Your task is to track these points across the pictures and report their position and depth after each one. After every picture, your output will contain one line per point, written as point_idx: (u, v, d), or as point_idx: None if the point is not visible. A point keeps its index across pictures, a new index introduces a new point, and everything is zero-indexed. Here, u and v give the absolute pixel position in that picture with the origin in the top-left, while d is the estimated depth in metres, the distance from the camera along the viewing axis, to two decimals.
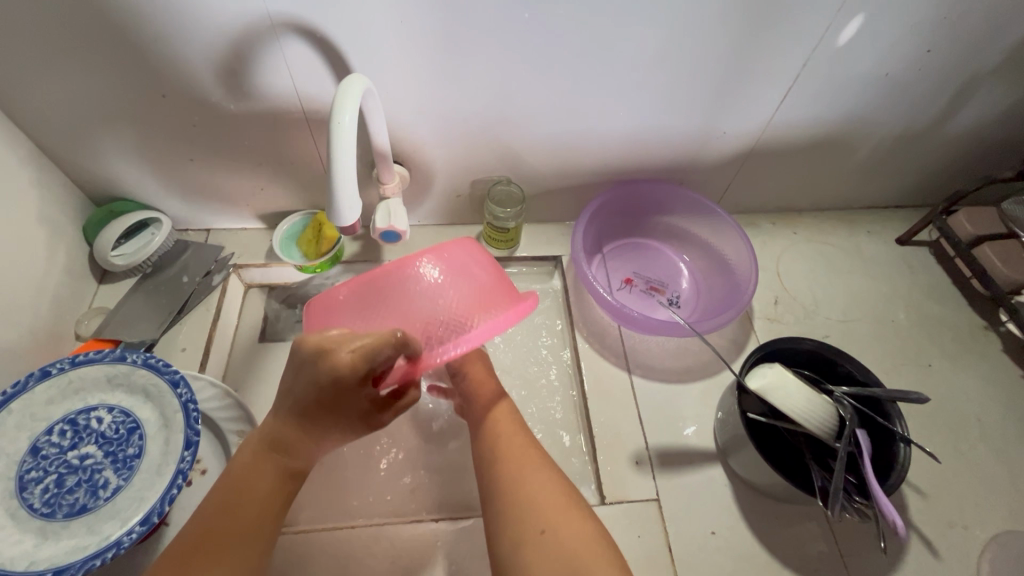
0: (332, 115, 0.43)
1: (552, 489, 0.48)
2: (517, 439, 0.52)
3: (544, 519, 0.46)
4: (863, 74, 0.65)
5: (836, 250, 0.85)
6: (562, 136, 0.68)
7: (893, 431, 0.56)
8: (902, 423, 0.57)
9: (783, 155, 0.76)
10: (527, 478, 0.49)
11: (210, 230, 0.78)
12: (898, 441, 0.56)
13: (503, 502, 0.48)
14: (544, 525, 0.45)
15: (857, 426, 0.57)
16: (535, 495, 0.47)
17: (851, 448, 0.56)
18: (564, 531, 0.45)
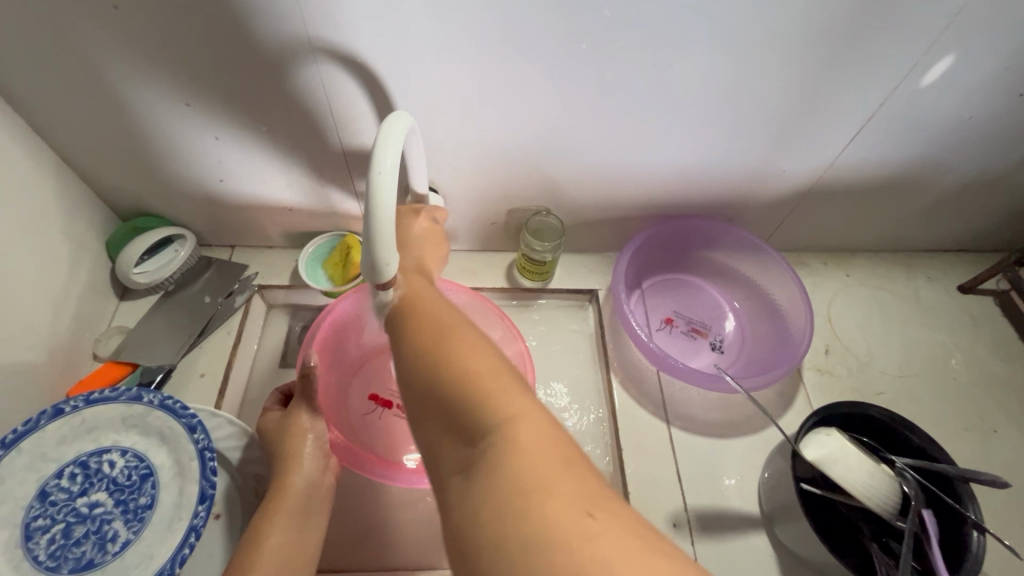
0: (374, 157, 0.39)
1: (488, 363, 0.35)
2: (439, 315, 0.40)
3: (483, 408, 0.32)
4: (944, 116, 0.59)
5: (892, 296, 0.79)
6: (608, 169, 0.64)
7: (964, 514, 0.51)
8: (975, 507, 0.51)
9: (843, 195, 0.71)
10: (447, 346, 0.36)
11: (235, 247, 0.75)
12: (970, 527, 0.51)
13: (426, 370, 0.35)
14: (485, 413, 0.32)
15: (924, 506, 0.52)
16: (467, 361, 0.35)
17: (916, 531, 0.51)
18: (510, 426, 0.31)
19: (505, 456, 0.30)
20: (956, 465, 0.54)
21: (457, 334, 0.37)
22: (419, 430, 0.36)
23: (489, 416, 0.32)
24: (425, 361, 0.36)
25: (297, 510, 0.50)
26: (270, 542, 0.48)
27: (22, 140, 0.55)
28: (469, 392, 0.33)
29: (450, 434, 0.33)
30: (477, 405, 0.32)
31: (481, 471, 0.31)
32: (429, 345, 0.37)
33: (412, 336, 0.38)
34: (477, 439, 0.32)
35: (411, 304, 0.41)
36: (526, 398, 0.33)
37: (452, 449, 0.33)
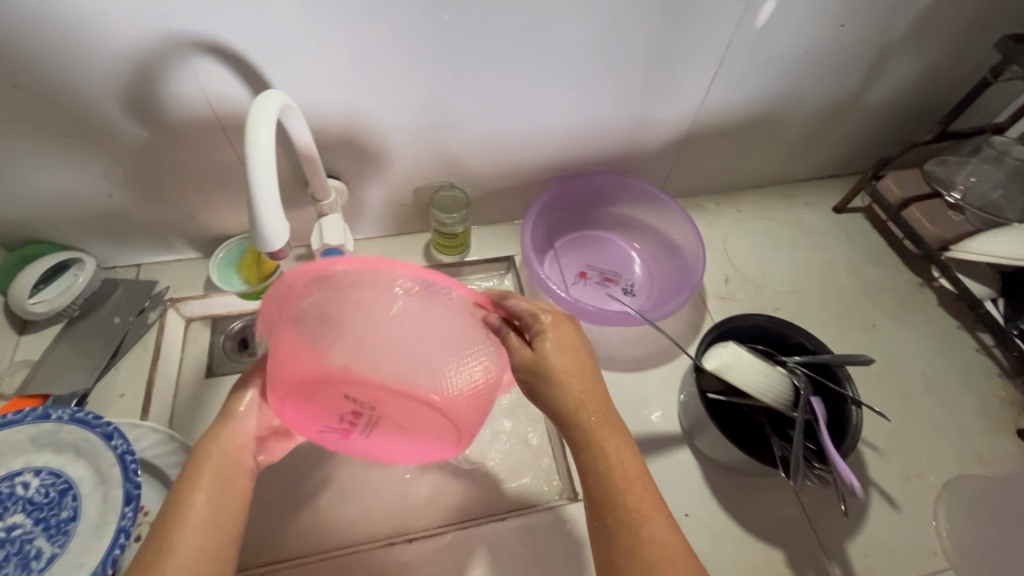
0: (247, 135, 0.40)
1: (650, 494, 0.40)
2: (589, 393, 0.43)
3: (639, 524, 0.39)
4: (785, 50, 0.66)
5: (778, 224, 0.87)
6: (501, 137, 0.68)
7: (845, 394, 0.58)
8: (853, 385, 0.59)
9: (718, 136, 0.77)
10: (594, 433, 0.41)
11: (141, 265, 0.73)
12: (850, 404, 0.58)
13: (585, 458, 0.41)
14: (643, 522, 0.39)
15: (812, 392, 0.58)
16: (632, 479, 0.40)
17: (808, 416, 0.57)
18: (663, 540, 0.38)
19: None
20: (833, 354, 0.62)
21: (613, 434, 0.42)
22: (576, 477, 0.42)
23: (642, 526, 0.38)
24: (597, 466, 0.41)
25: (218, 478, 0.46)
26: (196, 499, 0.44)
27: None
28: (631, 506, 0.39)
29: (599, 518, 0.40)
30: (633, 520, 0.39)
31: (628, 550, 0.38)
32: (597, 444, 0.41)
33: (613, 489, 0.40)
34: (625, 532, 0.39)
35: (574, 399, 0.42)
36: (662, 506, 0.40)
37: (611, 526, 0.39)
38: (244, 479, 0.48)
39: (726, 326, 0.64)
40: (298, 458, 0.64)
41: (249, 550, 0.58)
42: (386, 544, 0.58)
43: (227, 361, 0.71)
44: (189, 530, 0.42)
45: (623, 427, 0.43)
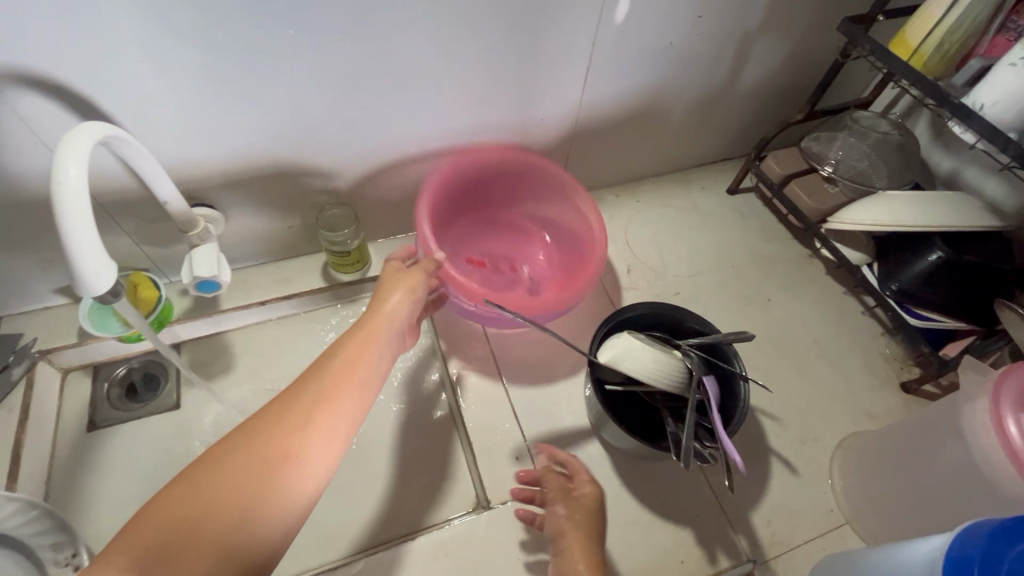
0: (53, 173, 0.37)
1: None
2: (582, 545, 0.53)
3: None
4: (651, 45, 0.68)
5: (676, 210, 0.90)
6: (381, 149, 0.66)
7: (733, 371, 0.60)
8: (740, 362, 0.60)
9: (606, 130, 0.79)
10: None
11: (4, 317, 0.68)
12: (738, 380, 0.60)
13: None
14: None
15: (704, 373, 0.60)
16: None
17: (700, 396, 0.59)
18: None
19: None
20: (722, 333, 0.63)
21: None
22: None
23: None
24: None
25: (319, 410, 0.42)
26: (274, 438, 0.39)
27: None
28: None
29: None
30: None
31: None
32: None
33: None
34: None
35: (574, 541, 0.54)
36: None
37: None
38: (372, 370, 0.47)
39: (621, 317, 0.65)
40: None
41: None
42: None
43: (112, 410, 0.67)
44: (236, 466, 0.37)
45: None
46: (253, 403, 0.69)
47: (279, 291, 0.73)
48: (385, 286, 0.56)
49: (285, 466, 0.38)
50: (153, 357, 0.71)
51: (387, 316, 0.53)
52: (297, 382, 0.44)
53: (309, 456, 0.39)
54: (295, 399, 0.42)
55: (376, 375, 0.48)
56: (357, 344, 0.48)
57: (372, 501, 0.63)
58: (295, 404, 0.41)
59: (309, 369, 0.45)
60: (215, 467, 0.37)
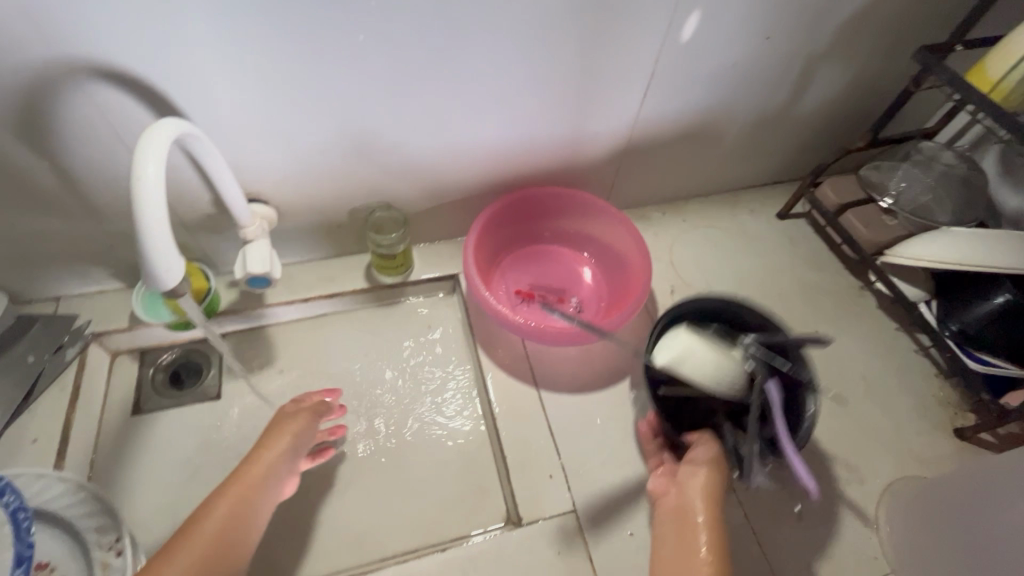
0: (132, 169, 0.38)
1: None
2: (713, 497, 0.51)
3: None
4: (713, 64, 0.67)
5: (723, 232, 0.88)
6: (435, 155, 0.66)
7: (800, 377, 0.56)
8: (809, 366, 0.56)
9: (659, 148, 0.78)
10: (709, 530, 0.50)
11: (60, 297, 0.69)
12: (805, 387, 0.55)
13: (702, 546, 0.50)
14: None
15: (768, 377, 0.55)
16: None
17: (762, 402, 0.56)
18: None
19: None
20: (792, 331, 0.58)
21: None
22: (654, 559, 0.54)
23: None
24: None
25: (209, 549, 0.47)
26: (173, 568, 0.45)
27: None
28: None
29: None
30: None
31: None
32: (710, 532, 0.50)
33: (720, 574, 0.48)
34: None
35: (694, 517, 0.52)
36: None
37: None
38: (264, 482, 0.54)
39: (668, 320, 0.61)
40: None
41: None
42: None
43: (156, 396, 0.68)
44: None
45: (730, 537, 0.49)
46: (290, 399, 0.69)
47: (322, 289, 0.74)
48: (276, 436, 0.57)
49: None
50: (196, 345, 0.72)
51: (253, 477, 0.54)
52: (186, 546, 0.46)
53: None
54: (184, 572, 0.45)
55: (230, 548, 0.49)
56: (229, 510, 0.50)
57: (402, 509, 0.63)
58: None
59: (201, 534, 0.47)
60: None
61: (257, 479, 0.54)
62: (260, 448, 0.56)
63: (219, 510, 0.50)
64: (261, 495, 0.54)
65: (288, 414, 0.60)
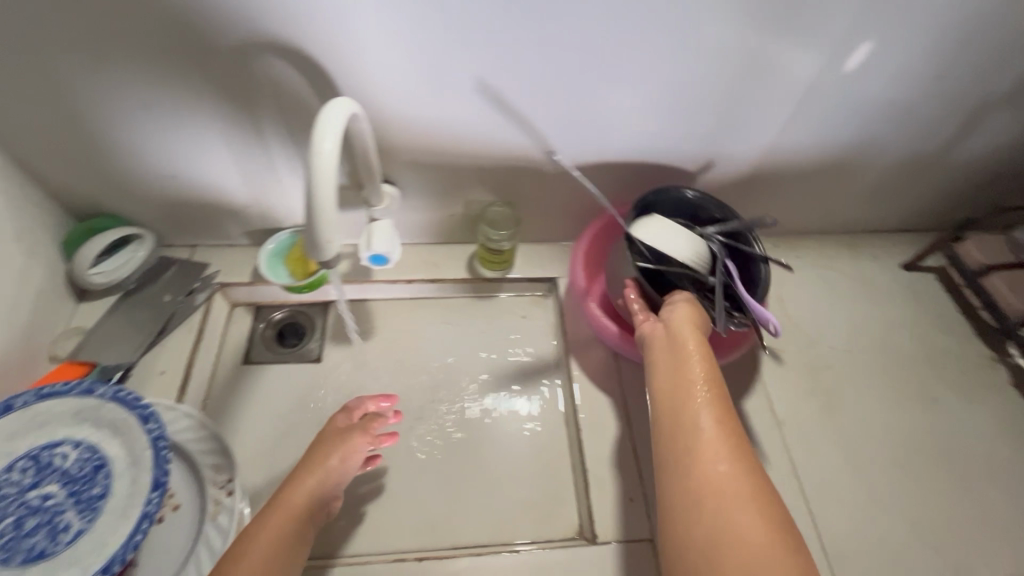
0: (313, 141, 0.40)
1: (743, 483, 0.44)
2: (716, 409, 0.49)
3: (721, 510, 0.43)
4: (869, 98, 0.63)
5: (839, 276, 0.82)
6: (561, 158, 0.66)
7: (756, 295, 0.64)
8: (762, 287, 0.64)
9: (788, 178, 0.74)
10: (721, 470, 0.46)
11: (196, 246, 0.75)
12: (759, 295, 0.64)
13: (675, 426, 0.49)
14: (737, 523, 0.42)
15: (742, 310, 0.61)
16: (736, 511, 0.42)
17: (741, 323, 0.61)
18: (746, 532, 0.41)
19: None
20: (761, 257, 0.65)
21: (728, 445, 0.46)
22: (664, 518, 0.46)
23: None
24: (693, 426, 0.48)
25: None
26: None
27: None
28: (721, 507, 0.43)
29: (685, 531, 0.44)
30: (727, 513, 0.42)
31: None
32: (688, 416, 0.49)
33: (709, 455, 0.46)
34: (693, 485, 0.45)
35: (690, 379, 0.52)
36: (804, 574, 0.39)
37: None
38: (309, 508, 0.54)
39: (655, 196, 0.67)
40: None
41: None
42: (396, 560, 0.58)
43: (265, 351, 0.73)
44: None
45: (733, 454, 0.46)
46: (383, 375, 0.72)
47: (427, 274, 0.76)
48: (312, 464, 0.57)
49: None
50: (303, 309, 0.76)
51: (297, 506, 0.53)
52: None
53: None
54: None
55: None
56: (273, 549, 0.50)
57: (478, 501, 0.64)
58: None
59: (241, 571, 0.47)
60: None
61: (302, 504, 0.54)
62: (300, 483, 0.55)
63: (264, 538, 0.50)
64: (304, 524, 0.53)
65: (329, 441, 0.59)
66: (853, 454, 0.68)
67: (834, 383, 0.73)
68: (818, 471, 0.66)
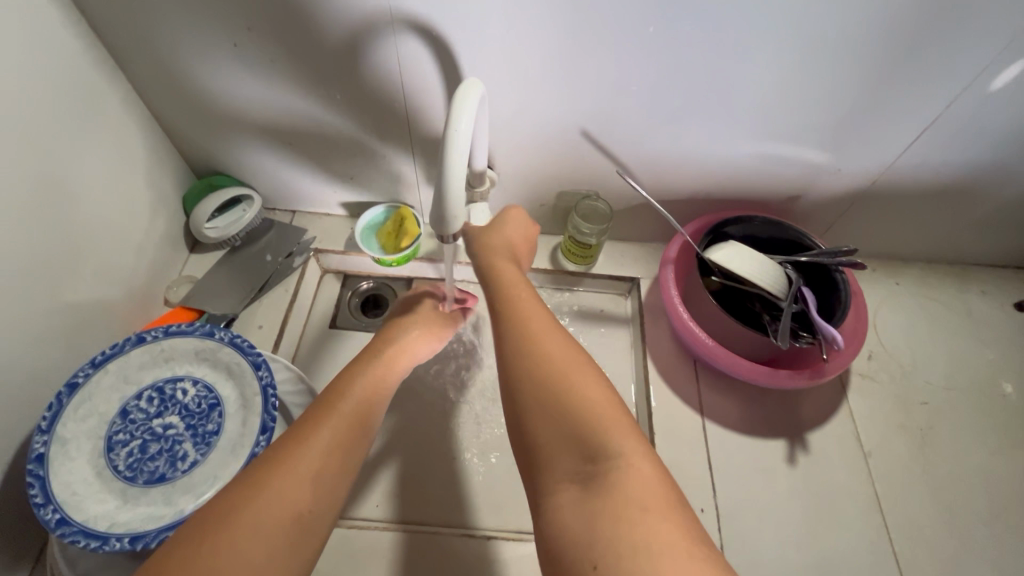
0: (449, 120, 0.42)
1: (569, 356, 0.43)
2: (539, 315, 0.46)
3: (565, 380, 0.41)
4: (1013, 121, 0.58)
5: (942, 308, 0.77)
6: (664, 157, 0.65)
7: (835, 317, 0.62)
8: (843, 312, 0.61)
9: (902, 198, 0.70)
10: (562, 364, 0.42)
11: (296, 211, 0.79)
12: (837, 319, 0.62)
13: (508, 322, 0.46)
14: (567, 388, 0.40)
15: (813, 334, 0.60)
16: (579, 383, 0.41)
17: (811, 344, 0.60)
18: (587, 398, 0.40)
19: (608, 450, 0.38)
20: (843, 277, 0.63)
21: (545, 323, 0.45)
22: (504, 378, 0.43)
23: (548, 498, 0.37)
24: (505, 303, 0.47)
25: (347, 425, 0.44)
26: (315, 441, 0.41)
27: (117, 92, 0.60)
28: (548, 370, 0.41)
29: (521, 383, 0.42)
30: (563, 378, 0.41)
31: (598, 491, 0.36)
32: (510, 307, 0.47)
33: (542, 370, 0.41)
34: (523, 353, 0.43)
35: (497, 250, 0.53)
36: (641, 442, 0.39)
37: (536, 500, 0.38)
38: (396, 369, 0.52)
39: (732, 220, 0.67)
40: (395, 426, 0.66)
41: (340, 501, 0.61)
42: (463, 534, 0.60)
43: (351, 317, 0.76)
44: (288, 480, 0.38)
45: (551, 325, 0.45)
46: (460, 353, 0.73)
47: None
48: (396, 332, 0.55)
49: (294, 527, 0.37)
50: (387, 282, 0.79)
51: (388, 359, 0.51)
52: (333, 415, 0.44)
53: (322, 497, 0.39)
54: (337, 436, 0.42)
55: (376, 413, 0.47)
56: (372, 391, 0.47)
57: None
58: (322, 443, 0.41)
59: (346, 404, 0.45)
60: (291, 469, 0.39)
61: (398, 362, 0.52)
62: (388, 346, 0.53)
63: (362, 383, 0.47)
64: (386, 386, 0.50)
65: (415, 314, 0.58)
66: (947, 498, 0.64)
67: (929, 420, 0.69)
68: (905, 511, 0.62)
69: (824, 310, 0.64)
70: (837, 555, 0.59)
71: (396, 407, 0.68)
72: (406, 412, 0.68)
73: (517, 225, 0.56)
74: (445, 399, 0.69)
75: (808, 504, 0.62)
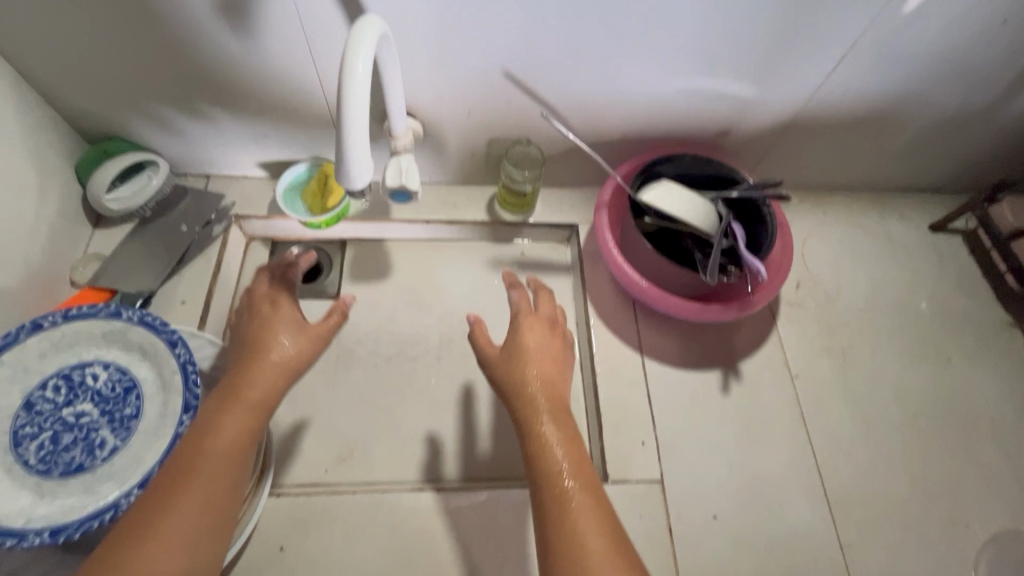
0: (344, 63, 0.40)
1: (603, 536, 0.42)
2: (585, 479, 0.46)
3: (580, 547, 0.41)
4: (925, 45, 0.59)
5: (864, 234, 0.81)
6: (592, 97, 0.63)
7: (761, 250, 0.64)
8: (770, 243, 0.63)
9: (827, 128, 0.71)
10: (586, 531, 0.42)
11: (210, 176, 0.74)
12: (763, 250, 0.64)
13: (541, 472, 0.46)
14: (583, 550, 0.41)
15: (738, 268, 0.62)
16: (592, 543, 0.42)
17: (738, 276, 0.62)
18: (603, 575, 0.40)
19: None
20: (770, 209, 0.64)
21: (580, 484, 0.45)
22: (539, 539, 0.44)
23: None
24: (538, 443, 0.48)
25: (215, 480, 0.42)
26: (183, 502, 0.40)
27: None
28: (571, 539, 0.42)
29: (552, 552, 0.42)
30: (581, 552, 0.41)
31: None
32: (535, 449, 0.48)
33: (562, 538, 0.42)
34: (553, 516, 0.44)
35: (538, 398, 0.51)
36: None
37: None
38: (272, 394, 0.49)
39: (663, 159, 0.67)
40: (338, 391, 0.66)
41: (286, 471, 0.60)
42: (414, 489, 0.61)
43: None
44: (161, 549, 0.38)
45: (602, 502, 0.45)
46: (400, 313, 0.71)
47: (445, 214, 0.74)
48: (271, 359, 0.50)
49: None
50: (321, 246, 0.75)
51: (257, 400, 0.47)
52: (200, 476, 0.42)
53: (199, 557, 0.39)
54: (211, 494, 0.41)
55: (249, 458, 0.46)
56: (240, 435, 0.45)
57: (493, 439, 0.65)
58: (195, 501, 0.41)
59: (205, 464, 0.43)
60: (156, 534, 0.38)
61: (267, 398, 0.48)
62: (256, 377, 0.49)
63: (230, 430, 0.45)
64: (260, 422, 0.47)
65: (282, 328, 0.53)
66: (864, 410, 0.69)
67: (850, 340, 0.73)
68: (826, 425, 0.67)
69: (752, 243, 0.66)
70: (766, 471, 0.64)
71: (338, 372, 0.67)
72: (348, 376, 0.67)
73: (541, 342, 0.56)
74: (389, 360, 0.68)
75: (740, 428, 0.66)
